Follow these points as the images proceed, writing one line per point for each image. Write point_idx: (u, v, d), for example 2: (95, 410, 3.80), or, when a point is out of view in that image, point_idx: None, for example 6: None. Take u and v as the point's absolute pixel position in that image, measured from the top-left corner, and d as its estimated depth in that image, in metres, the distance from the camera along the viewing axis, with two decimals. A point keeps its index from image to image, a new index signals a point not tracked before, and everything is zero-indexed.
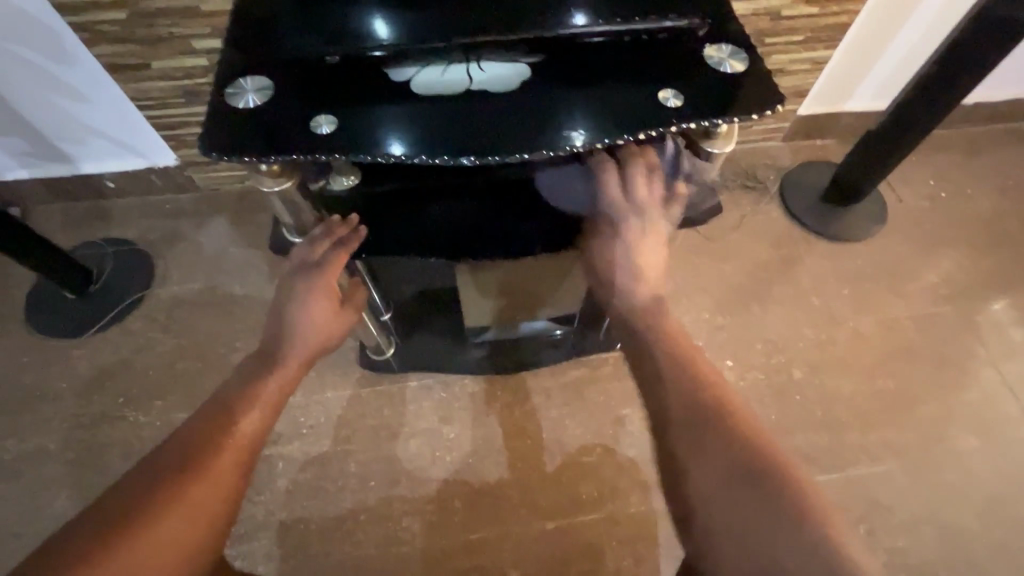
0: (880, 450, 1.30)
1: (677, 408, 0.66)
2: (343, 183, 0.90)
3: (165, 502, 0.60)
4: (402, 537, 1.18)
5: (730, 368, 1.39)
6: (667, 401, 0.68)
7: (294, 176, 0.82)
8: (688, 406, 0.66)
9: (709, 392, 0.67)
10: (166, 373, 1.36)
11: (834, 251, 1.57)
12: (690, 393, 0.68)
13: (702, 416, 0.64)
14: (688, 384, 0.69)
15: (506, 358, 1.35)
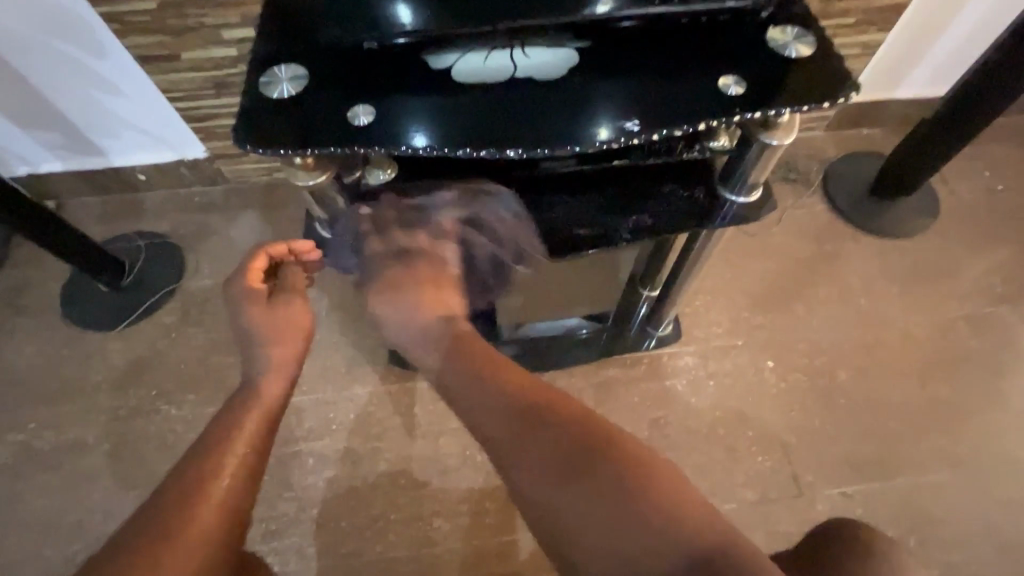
0: (933, 458, 1.23)
1: (529, 453, 0.63)
2: (379, 177, 0.85)
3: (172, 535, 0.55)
4: (432, 538, 1.16)
5: (771, 369, 1.33)
6: (514, 421, 0.67)
7: (328, 169, 0.78)
8: (530, 449, 0.63)
9: (555, 421, 0.64)
10: (197, 366, 1.36)
11: (882, 247, 1.49)
12: (544, 411, 0.67)
13: (552, 455, 0.61)
14: (535, 401, 0.68)
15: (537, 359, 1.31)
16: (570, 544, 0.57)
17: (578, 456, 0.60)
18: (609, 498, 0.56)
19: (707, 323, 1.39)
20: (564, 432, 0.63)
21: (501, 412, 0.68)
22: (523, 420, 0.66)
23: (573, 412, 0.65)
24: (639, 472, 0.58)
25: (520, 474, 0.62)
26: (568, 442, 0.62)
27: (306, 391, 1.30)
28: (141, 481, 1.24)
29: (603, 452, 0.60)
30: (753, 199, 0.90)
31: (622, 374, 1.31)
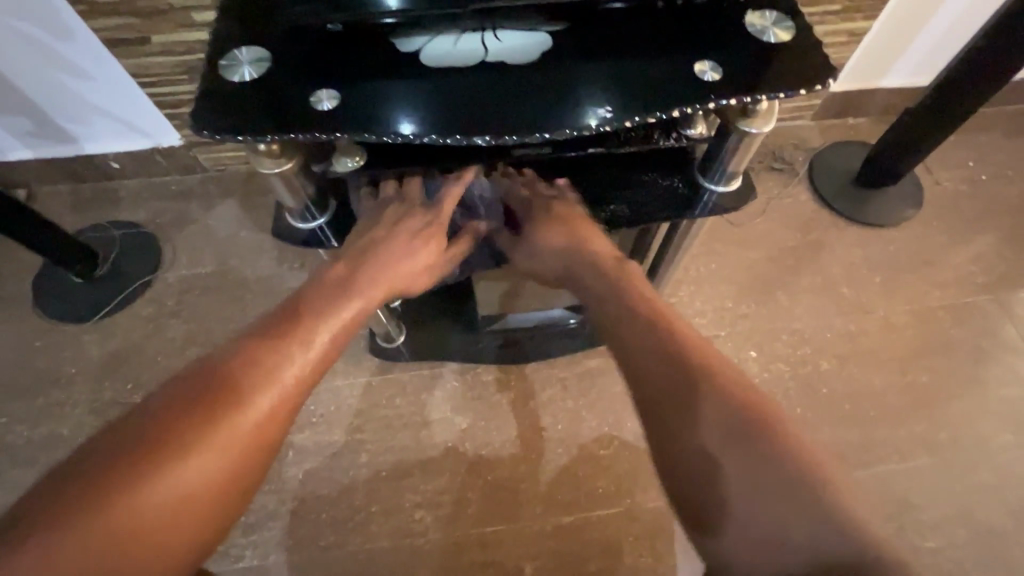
0: (912, 446, 1.24)
1: (691, 409, 0.60)
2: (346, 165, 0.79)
3: (191, 439, 0.55)
4: (414, 529, 1.15)
5: (754, 359, 1.34)
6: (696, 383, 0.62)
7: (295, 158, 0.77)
8: (696, 406, 0.59)
9: (719, 387, 0.60)
10: (175, 359, 1.34)
11: (866, 236, 1.49)
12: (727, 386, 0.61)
13: (727, 421, 0.57)
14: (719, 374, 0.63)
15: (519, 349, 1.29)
16: (711, 510, 0.54)
17: (744, 428, 0.56)
18: (777, 485, 0.52)
19: (691, 313, 1.38)
20: (735, 401, 0.59)
21: (673, 366, 0.64)
22: (689, 376, 0.62)
23: (738, 381, 0.61)
24: (823, 474, 0.53)
25: (678, 427, 0.59)
26: (741, 415, 0.57)
27: None
28: None
29: (770, 430, 0.56)
30: (732, 187, 0.89)
31: (605, 364, 1.31)
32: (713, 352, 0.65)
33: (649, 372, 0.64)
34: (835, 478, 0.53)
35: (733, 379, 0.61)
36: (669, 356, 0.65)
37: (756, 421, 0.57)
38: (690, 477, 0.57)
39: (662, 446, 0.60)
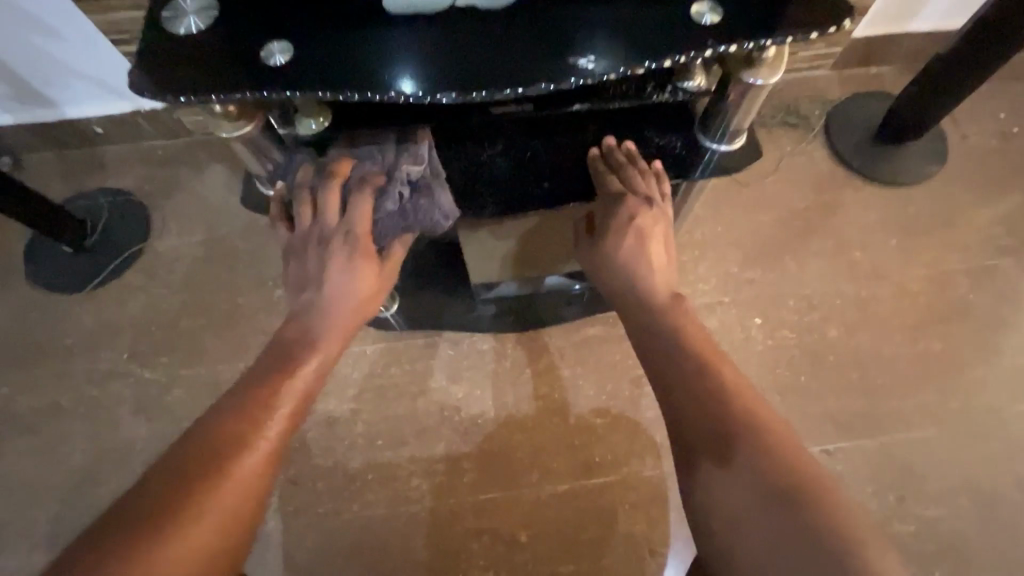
0: (919, 415, 1.20)
1: (729, 468, 0.65)
2: (310, 126, 0.78)
3: (204, 489, 0.55)
4: (410, 497, 1.16)
5: (758, 326, 1.29)
6: (716, 410, 0.70)
7: (254, 118, 0.75)
8: (737, 466, 0.64)
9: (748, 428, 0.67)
10: (169, 329, 1.33)
11: (883, 196, 1.41)
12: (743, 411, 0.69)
13: (751, 466, 0.64)
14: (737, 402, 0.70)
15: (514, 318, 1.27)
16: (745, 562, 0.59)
17: (782, 488, 0.61)
18: (809, 535, 0.57)
19: (693, 279, 1.33)
20: (776, 462, 0.63)
21: (712, 406, 0.71)
22: (730, 436, 0.67)
23: (779, 441, 0.66)
24: (856, 530, 0.57)
25: (715, 485, 0.65)
26: (781, 476, 0.62)
27: None
28: (116, 444, 1.23)
29: (806, 487, 0.61)
30: (736, 146, 0.83)
31: (603, 332, 1.27)
32: (757, 409, 0.70)
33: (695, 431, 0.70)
34: (871, 535, 0.57)
35: (771, 438, 0.66)
36: (706, 414, 0.70)
37: (794, 480, 0.61)
38: (729, 531, 0.62)
39: (700, 498, 0.66)
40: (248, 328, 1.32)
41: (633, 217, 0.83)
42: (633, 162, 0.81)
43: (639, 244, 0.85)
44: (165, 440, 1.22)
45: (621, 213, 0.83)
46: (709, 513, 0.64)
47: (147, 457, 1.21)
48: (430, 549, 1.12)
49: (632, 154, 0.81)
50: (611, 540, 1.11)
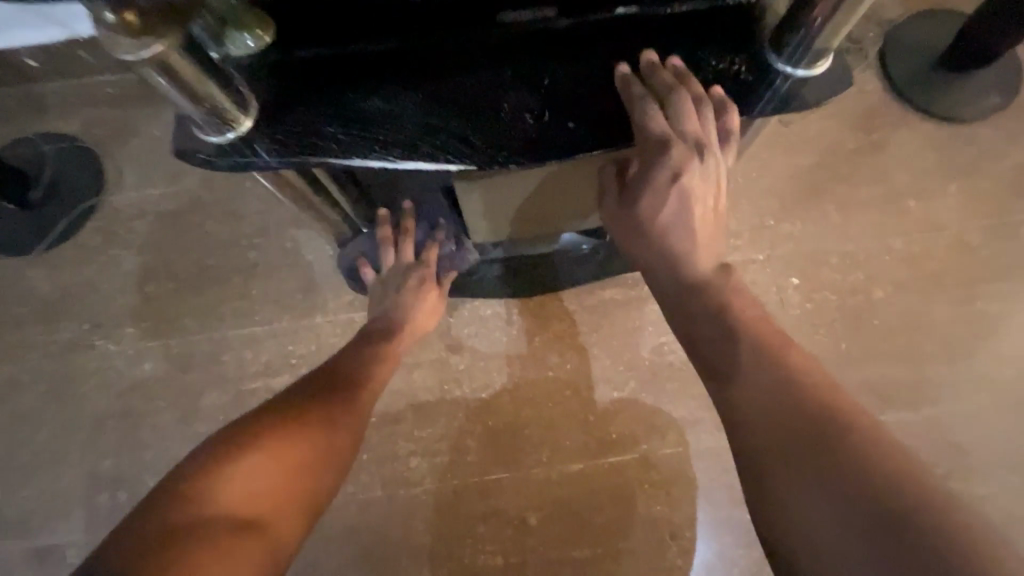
0: (971, 384, 1.08)
1: (817, 498, 0.49)
2: (251, 44, 0.60)
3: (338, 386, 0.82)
4: (410, 478, 1.06)
5: (795, 287, 1.15)
6: (794, 414, 0.54)
7: (176, 34, 0.51)
8: (833, 496, 0.48)
9: (846, 444, 0.50)
10: (134, 295, 1.19)
11: (944, 136, 1.22)
12: (836, 418, 0.53)
13: (852, 493, 0.47)
14: (826, 405, 0.54)
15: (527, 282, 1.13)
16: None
17: (900, 523, 0.45)
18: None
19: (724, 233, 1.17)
20: (873, 478, 0.48)
21: (787, 408, 0.55)
22: (815, 455, 0.51)
23: (884, 454, 0.49)
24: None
25: (801, 517, 0.49)
26: (897, 508, 0.46)
27: (262, 321, 1.16)
28: (86, 423, 1.12)
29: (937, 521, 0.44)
30: (814, 69, 0.65)
31: (621, 294, 1.13)
32: (845, 413, 0.53)
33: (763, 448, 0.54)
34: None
35: (870, 455, 0.49)
36: (779, 426, 0.54)
37: (913, 511, 0.45)
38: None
39: (783, 536, 0.50)
40: (223, 294, 1.18)
41: (678, 173, 0.65)
42: (685, 93, 0.63)
43: (680, 208, 0.68)
44: (139, 418, 1.12)
45: (663, 162, 0.65)
46: (796, 555, 0.49)
47: (120, 436, 1.11)
48: (432, 533, 1.04)
49: (683, 75, 0.64)
50: (629, 522, 1.03)
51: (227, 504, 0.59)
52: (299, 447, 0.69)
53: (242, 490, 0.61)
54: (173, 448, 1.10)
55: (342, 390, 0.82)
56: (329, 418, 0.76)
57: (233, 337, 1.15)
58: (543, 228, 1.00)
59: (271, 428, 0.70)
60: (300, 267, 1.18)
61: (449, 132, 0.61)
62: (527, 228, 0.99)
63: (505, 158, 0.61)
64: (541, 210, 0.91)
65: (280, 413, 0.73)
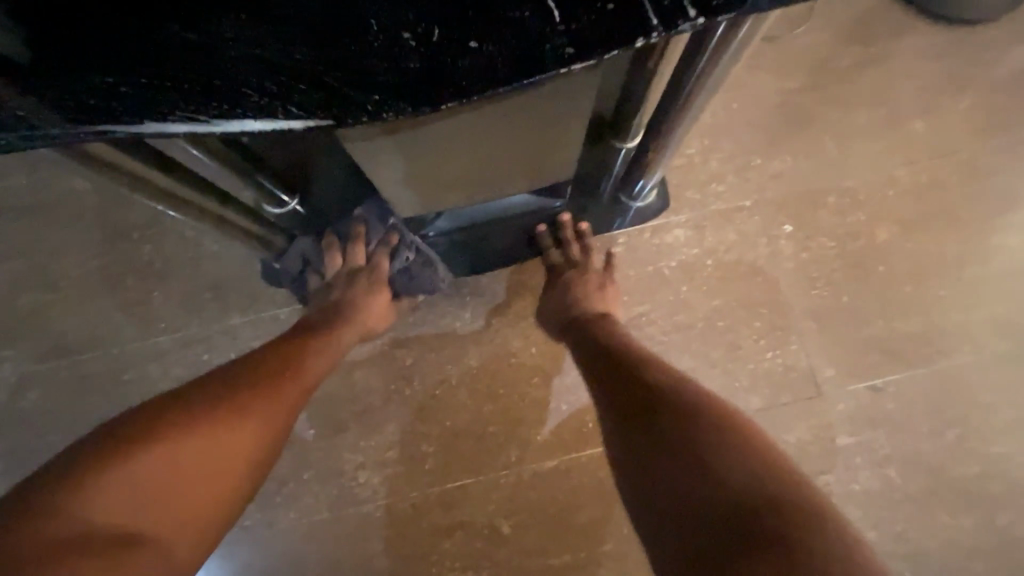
0: (986, 332, 0.96)
1: (652, 426, 0.58)
2: None
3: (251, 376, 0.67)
4: (360, 496, 0.92)
5: (788, 236, 0.99)
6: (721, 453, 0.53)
7: None
8: (660, 419, 0.58)
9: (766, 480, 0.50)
10: (7, 311, 0.98)
11: (955, 41, 1.04)
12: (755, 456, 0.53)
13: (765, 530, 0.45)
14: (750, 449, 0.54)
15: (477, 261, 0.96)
16: (671, 433, 0.56)
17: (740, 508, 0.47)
18: (722, 455, 0.52)
19: (703, 178, 1.00)
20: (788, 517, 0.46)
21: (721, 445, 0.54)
22: (654, 401, 0.61)
23: (742, 463, 0.51)
24: (773, 457, 0.53)
25: (639, 412, 0.61)
26: (714, 449, 0.53)
27: (167, 329, 0.97)
28: None
29: (769, 524, 0.46)
30: None
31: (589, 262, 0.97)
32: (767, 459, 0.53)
33: (617, 360, 0.71)
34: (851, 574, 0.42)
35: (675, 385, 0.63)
36: (627, 393, 0.64)
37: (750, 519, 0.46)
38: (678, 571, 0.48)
39: (644, 453, 0.56)
40: (116, 301, 0.98)
41: None
42: None
43: None
44: (33, 457, 0.95)
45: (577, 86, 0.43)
46: (661, 508, 0.52)
47: (14, 480, 0.94)
48: (391, 555, 0.91)
49: None
50: (612, 521, 0.91)
51: (98, 516, 0.50)
52: (209, 448, 0.58)
53: (112, 506, 0.51)
54: None
55: (262, 377, 0.67)
56: (247, 408, 0.63)
57: (134, 351, 0.97)
58: (480, 189, 0.77)
59: (166, 420, 0.58)
60: (206, 261, 0.99)
61: (279, 68, 0.37)
62: (458, 190, 0.75)
63: (382, 109, 0.37)
64: (473, 164, 0.67)
65: (184, 405, 0.60)
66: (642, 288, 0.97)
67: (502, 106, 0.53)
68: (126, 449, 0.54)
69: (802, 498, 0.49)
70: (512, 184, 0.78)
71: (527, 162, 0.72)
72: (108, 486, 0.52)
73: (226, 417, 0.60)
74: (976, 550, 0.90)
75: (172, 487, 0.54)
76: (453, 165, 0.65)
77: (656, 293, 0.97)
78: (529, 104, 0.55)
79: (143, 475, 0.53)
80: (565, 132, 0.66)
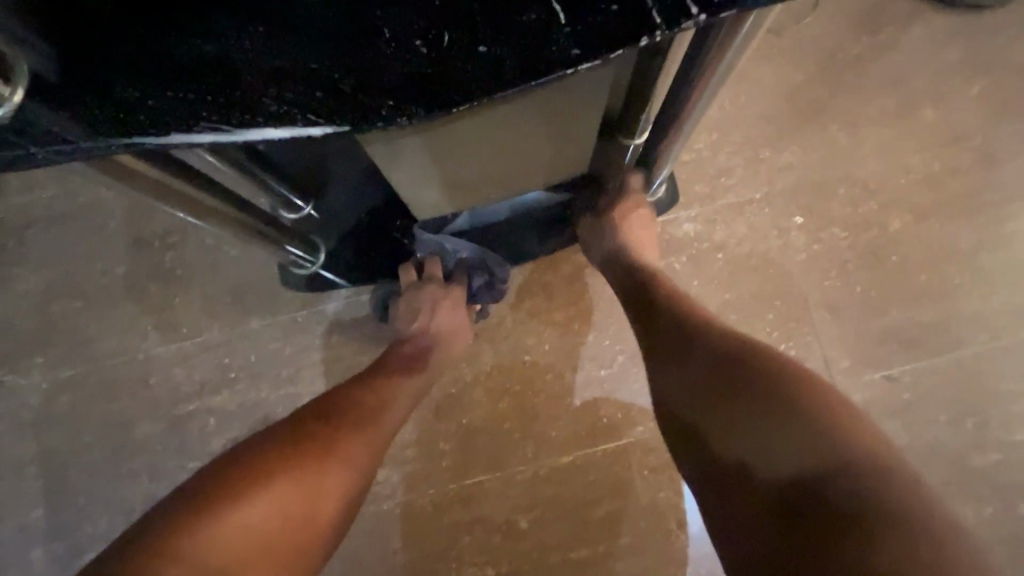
0: (1004, 318, 0.95)
1: (712, 390, 0.57)
2: None
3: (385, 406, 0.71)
4: (380, 493, 0.94)
5: (800, 228, 0.99)
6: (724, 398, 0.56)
7: None
8: (716, 382, 0.57)
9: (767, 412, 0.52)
10: (37, 319, 1.01)
11: (966, 27, 1.03)
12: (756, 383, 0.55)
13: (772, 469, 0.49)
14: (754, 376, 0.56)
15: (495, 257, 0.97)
16: (731, 395, 0.55)
17: (810, 474, 0.47)
18: (793, 420, 0.50)
19: (712, 172, 1.00)
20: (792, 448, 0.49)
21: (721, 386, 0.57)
22: (710, 362, 0.59)
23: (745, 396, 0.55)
24: (844, 418, 0.50)
25: (696, 375, 0.60)
26: (777, 410, 0.52)
27: (189, 334, 1.00)
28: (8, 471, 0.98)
29: (833, 492, 0.45)
30: None
31: None
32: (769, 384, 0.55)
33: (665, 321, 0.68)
34: (923, 541, 0.41)
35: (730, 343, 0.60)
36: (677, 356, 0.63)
37: (819, 487, 0.46)
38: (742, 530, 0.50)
39: (699, 425, 0.58)
40: (141, 307, 1.01)
41: None
42: None
43: None
44: (67, 461, 0.98)
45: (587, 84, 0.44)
46: (723, 476, 0.53)
47: (49, 483, 0.97)
48: (410, 551, 0.93)
49: None
50: (628, 514, 0.92)
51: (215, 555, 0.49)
52: (328, 483, 0.59)
53: (242, 541, 0.51)
54: (108, 489, 0.97)
55: (358, 410, 0.68)
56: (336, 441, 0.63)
57: (158, 356, 1.00)
58: (497, 189, 0.78)
59: (317, 447, 0.61)
60: (225, 268, 1.01)
61: (297, 78, 0.38)
62: (471, 194, 0.77)
63: (396, 113, 0.38)
64: (490, 166, 0.69)
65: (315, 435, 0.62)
66: None
67: (507, 109, 0.55)
68: (258, 477, 0.55)
69: (881, 467, 0.46)
70: (525, 180, 0.79)
71: (543, 162, 0.74)
72: (233, 526, 0.51)
73: (346, 443, 0.63)
74: (997, 540, 0.89)
75: (293, 519, 0.55)
76: (467, 169, 0.67)
77: None
78: (544, 104, 0.57)
79: (272, 512, 0.54)
80: (580, 130, 0.68)
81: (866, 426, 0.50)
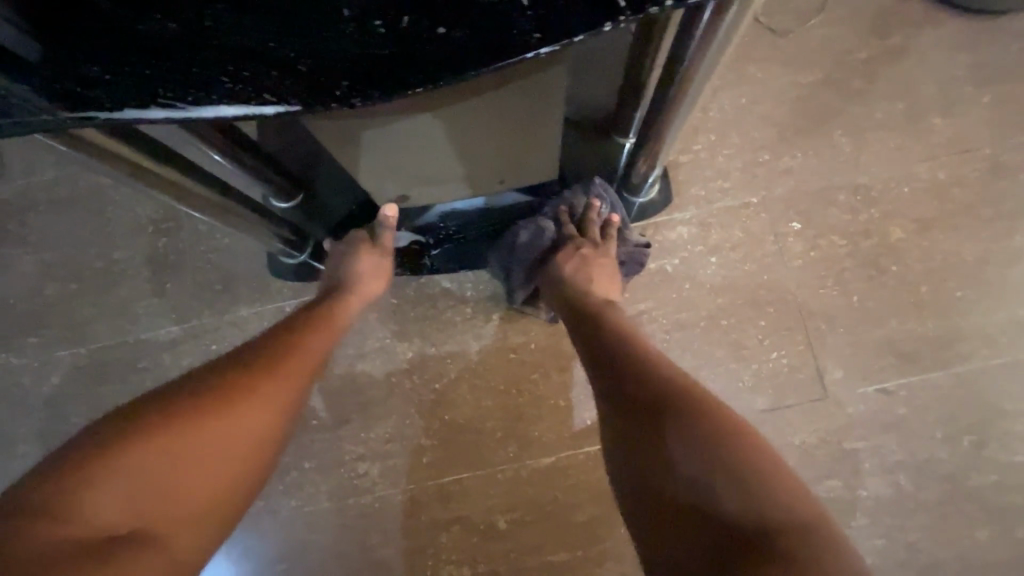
0: (1008, 335, 0.92)
1: (638, 416, 0.57)
2: None
3: (297, 348, 0.66)
4: (361, 486, 0.93)
5: (798, 234, 0.96)
6: (640, 387, 0.59)
7: None
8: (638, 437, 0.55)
9: (690, 417, 0.53)
10: (35, 300, 1.03)
11: (978, 33, 1.00)
12: (670, 380, 0.59)
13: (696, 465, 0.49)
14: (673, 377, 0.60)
15: (455, 253, 0.94)
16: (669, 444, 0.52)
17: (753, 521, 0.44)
18: (748, 468, 0.48)
19: (710, 175, 0.99)
20: (708, 436, 0.51)
21: (645, 388, 0.59)
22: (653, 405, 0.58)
23: (669, 389, 0.58)
24: (793, 487, 0.48)
25: (632, 388, 0.60)
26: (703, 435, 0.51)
27: (179, 320, 1.01)
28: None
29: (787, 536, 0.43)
30: None
31: None
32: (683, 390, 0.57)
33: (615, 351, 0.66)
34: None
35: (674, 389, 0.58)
36: (607, 391, 0.62)
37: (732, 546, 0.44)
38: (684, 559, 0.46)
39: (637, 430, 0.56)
40: (133, 292, 1.02)
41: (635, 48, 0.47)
42: None
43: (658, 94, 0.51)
44: (57, 437, 0.99)
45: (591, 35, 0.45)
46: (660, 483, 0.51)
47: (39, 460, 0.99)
48: (388, 546, 0.92)
49: None
50: (609, 518, 0.90)
51: (95, 517, 0.46)
52: (228, 427, 0.56)
53: (119, 512, 0.47)
54: None
55: (268, 357, 0.64)
56: (242, 388, 0.59)
57: (148, 340, 1.01)
58: (451, 192, 0.80)
59: (194, 408, 0.55)
60: (217, 254, 1.02)
61: (255, 55, 0.38)
62: (458, 181, 0.77)
63: (350, 93, 0.37)
64: (446, 163, 0.70)
65: (207, 387, 0.57)
66: (647, 284, 0.96)
67: (498, 93, 0.55)
68: (155, 424, 0.52)
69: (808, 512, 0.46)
70: (531, 163, 0.77)
71: (498, 168, 0.75)
72: (120, 477, 0.49)
73: (246, 398, 0.58)
74: (990, 563, 0.86)
75: (218, 462, 0.54)
76: (421, 160, 0.68)
77: (657, 290, 0.96)
78: (504, 105, 0.59)
79: (158, 463, 0.51)
80: (534, 136, 0.69)
81: (816, 528, 0.45)
